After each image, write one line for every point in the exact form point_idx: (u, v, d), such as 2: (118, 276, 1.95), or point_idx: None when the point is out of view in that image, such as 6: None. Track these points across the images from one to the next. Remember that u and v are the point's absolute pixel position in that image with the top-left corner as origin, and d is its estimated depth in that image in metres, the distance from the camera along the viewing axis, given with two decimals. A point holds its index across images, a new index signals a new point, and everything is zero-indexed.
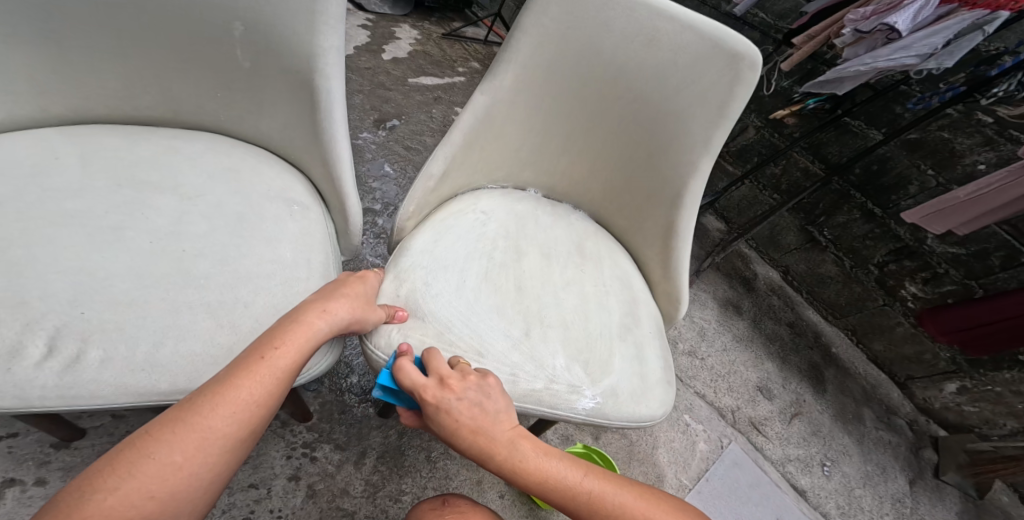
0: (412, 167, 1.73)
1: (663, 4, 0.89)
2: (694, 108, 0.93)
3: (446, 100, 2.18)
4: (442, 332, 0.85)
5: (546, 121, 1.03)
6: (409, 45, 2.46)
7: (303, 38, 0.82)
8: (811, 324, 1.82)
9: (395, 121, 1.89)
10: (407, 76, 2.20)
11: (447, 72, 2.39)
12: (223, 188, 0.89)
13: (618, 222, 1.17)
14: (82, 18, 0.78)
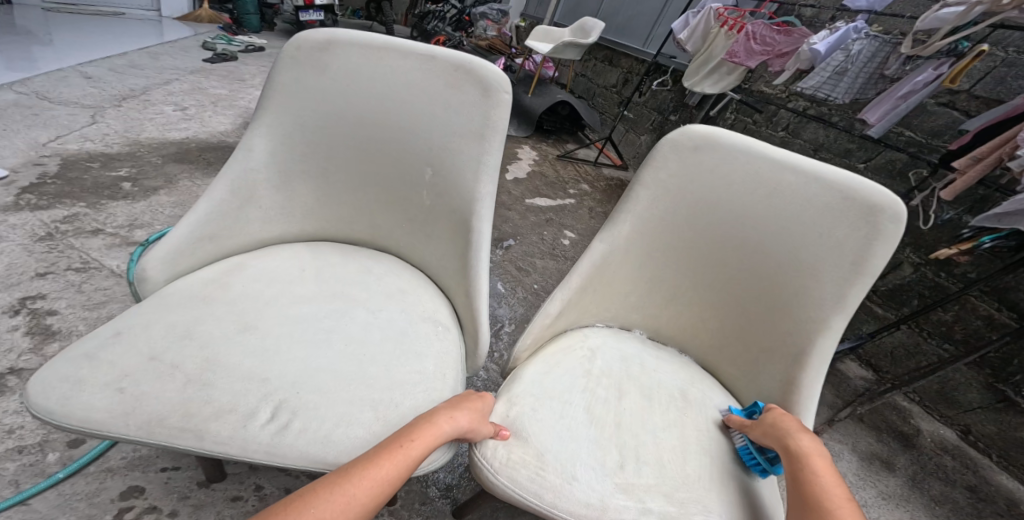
0: (522, 289, 1.80)
1: (787, 157, 0.83)
2: (821, 260, 0.82)
3: (557, 221, 2.33)
4: (540, 452, 0.75)
5: (655, 268, 0.95)
6: (529, 166, 2.80)
7: (468, 183, 0.88)
8: (1003, 490, 1.39)
9: (511, 241, 2.08)
10: (525, 197, 2.46)
11: (559, 194, 2.60)
12: (394, 306, 0.89)
13: (728, 375, 0.96)
14: (330, 155, 0.92)
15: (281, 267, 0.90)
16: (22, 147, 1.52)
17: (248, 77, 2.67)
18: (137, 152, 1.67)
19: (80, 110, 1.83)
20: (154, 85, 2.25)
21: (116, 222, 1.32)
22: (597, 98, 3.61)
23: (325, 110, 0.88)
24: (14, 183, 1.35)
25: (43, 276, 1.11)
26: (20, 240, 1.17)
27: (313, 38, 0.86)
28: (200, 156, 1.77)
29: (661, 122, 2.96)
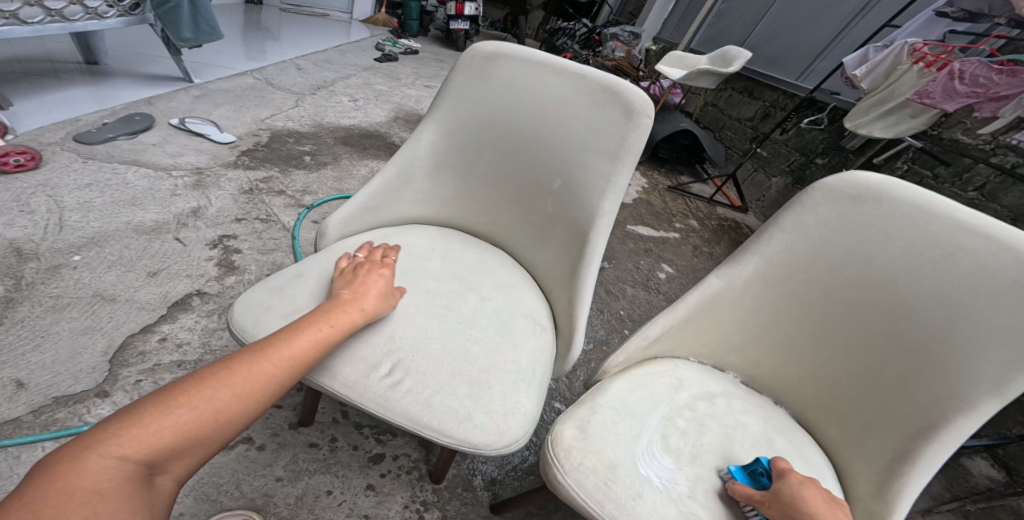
0: (609, 313, 1.79)
1: (969, 223, 0.76)
2: (982, 336, 0.74)
3: (656, 253, 2.28)
4: (613, 465, 0.76)
5: (774, 309, 0.91)
6: (635, 193, 2.79)
7: (593, 197, 0.93)
8: None
9: (606, 263, 2.08)
10: (627, 223, 2.45)
11: (664, 226, 2.54)
12: (500, 299, 0.96)
13: (825, 434, 0.89)
14: (476, 151, 1.03)
15: (417, 244, 1.02)
16: (248, 120, 1.94)
17: (401, 76, 3.00)
18: (318, 132, 2.03)
19: (291, 96, 2.25)
20: (339, 77, 2.65)
21: (294, 187, 1.64)
22: (725, 131, 3.47)
23: (482, 112, 1.01)
24: (237, 148, 1.75)
25: (238, 221, 1.40)
26: (231, 191, 1.50)
27: (483, 50, 0.99)
28: (362, 144, 2.07)
29: (804, 164, 2.78)
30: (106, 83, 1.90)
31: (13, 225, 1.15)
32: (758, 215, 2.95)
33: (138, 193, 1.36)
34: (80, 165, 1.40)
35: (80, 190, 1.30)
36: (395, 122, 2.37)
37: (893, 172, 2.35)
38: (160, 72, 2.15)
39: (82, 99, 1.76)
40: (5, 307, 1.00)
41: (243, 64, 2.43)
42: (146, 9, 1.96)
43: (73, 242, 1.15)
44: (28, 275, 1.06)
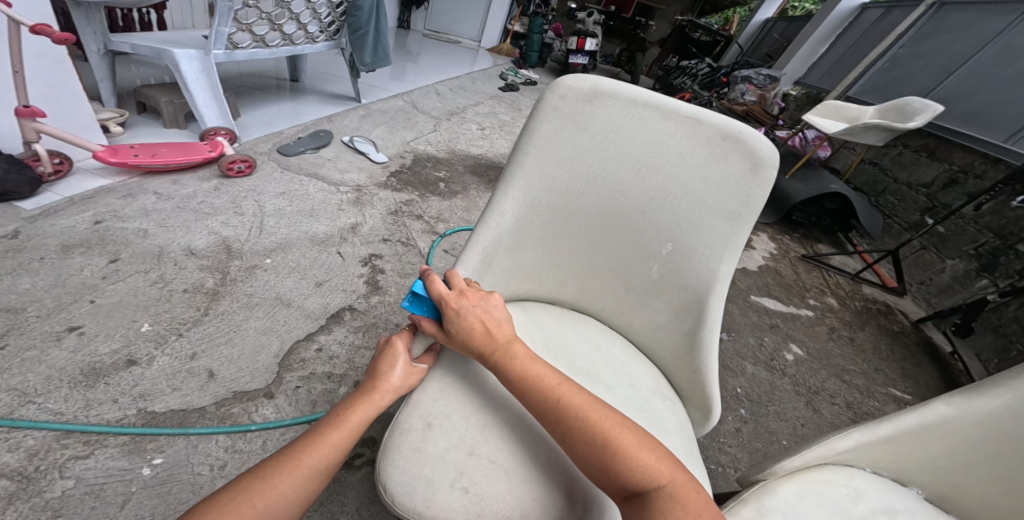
0: (724, 392, 1.66)
1: None
2: None
3: (782, 330, 2.07)
4: None
5: (1007, 451, 0.84)
6: (762, 258, 2.58)
7: (713, 263, 0.86)
8: None
9: (723, 335, 1.93)
10: (751, 292, 2.26)
11: (795, 301, 2.30)
12: (618, 375, 0.92)
13: None
14: (558, 219, 0.91)
15: (508, 333, 0.92)
16: (397, 141, 2.14)
17: (524, 106, 3.03)
18: (450, 159, 2.16)
19: (430, 120, 2.44)
20: (469, 105, 2.79)
21: (430, 213, 1.75)
22: (886, 195, 3.05)
23: (581, 167, 0.87)
24: (387, 168, 1.94)
25: (384, 241, 1.56)
26: (381, 210, 1.67)
27: (579, 87, 0.83)
28: (488, 173, 2.16)
29: (999, 248, 2.34)
30: (303, 102, 2.25)
31: (227, 224, 1.44)
32: (918, 300, 2.57)
33: (314, 205, 1.60)
34: (279, 174, 1.72)
35: (275, 198, 1.59)
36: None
37: None
38: (339, 91, 2.48)
39: (286, 115, 2.10)
40: (213, 299, 1.23)
41: (396, 85, 2.70)
42: (342, 36, 2.26)
43: (266, 246, 1.41)
44: (233, 271, 1.31)
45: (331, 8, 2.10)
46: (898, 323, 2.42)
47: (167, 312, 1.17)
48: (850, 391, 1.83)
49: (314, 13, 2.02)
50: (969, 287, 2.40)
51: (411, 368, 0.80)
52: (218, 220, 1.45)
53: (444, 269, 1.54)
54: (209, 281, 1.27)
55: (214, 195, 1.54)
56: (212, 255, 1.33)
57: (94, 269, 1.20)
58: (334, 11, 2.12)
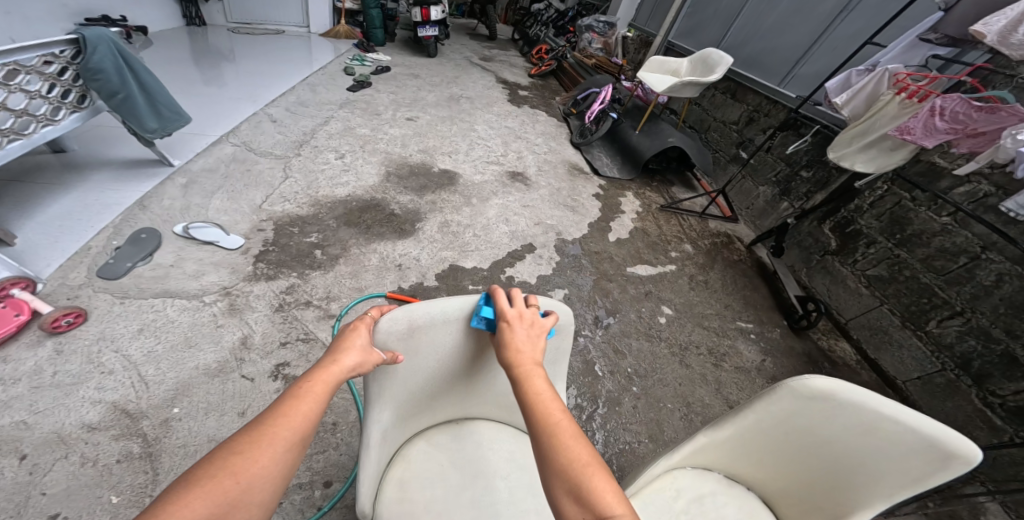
0: (618, 373, 2.01)
1: (893, 413, 1.05)
2: (889, 476, 1.07)
3: (654, 294, 2.42)
4: None
5: (754, 450, 1.17)
6: (631, 221, 2.84)
7: (547, 382, 1.19)
8: None
9: (610, 319, 2.23)
10: (626, 264, 2.55)
11: (660, 259, 2.64)
12: (503, 465, 1.19)
13: (786, 510, 1.21)
14: (427, 392, 1.10)
15: (421, 471, 1.15)
16: (247, 210, 2.08)
17: (381, 108, 3.01)
18: (319, 214, 2.21)
19: (277, 161, 2.37)
20: (318, 124, 2.73)
21: (318, 294, 1.86)
22: (711, 132, 3.39)
23: (434, 366, 1.06)
24: (248, 250, 1.93)
25: (283, 344, 1.66)
26: (264, 309, 1.75)
27: (392, 330, 0.98)
28: (361, 220, 2.25)
29: (789, 175, 2.80)
30: (89, 185, 1.94)
31: (105, 388, 1.44)
32: (748, 224, 3.05)
33: (186, 331, 1.61)
34: (121, 307, 1.61)
35: (137, 338, 1.55)
36: (388, 181, 2.51)
37: (871, 194, 2.37)
38: (138, 154, 2.15)
39: (80, 216, 1.81)
40: (152, 459, 1.34)
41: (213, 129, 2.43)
42: (93, 98, 1.81)
43: (164, 396, 1.46)
44: (149, 431, 1.39)
45: (52, 78, 1.62)
46: (737, 251, 2.86)
47: (121, 484, 1.29)
48: (708, 337, 2.27)
49: (31, 94, 1.56)
50: (777, 209, 2.87)
51: (364, 350, 0.95)
52: (91, 385, 1.43)
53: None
54: (134, 447, 1.35)
55: (63, 360, 1.46)
56: (116, 424, 1.38)
57: (13, 470, 1.27)
58: (58, 81, 1.65)
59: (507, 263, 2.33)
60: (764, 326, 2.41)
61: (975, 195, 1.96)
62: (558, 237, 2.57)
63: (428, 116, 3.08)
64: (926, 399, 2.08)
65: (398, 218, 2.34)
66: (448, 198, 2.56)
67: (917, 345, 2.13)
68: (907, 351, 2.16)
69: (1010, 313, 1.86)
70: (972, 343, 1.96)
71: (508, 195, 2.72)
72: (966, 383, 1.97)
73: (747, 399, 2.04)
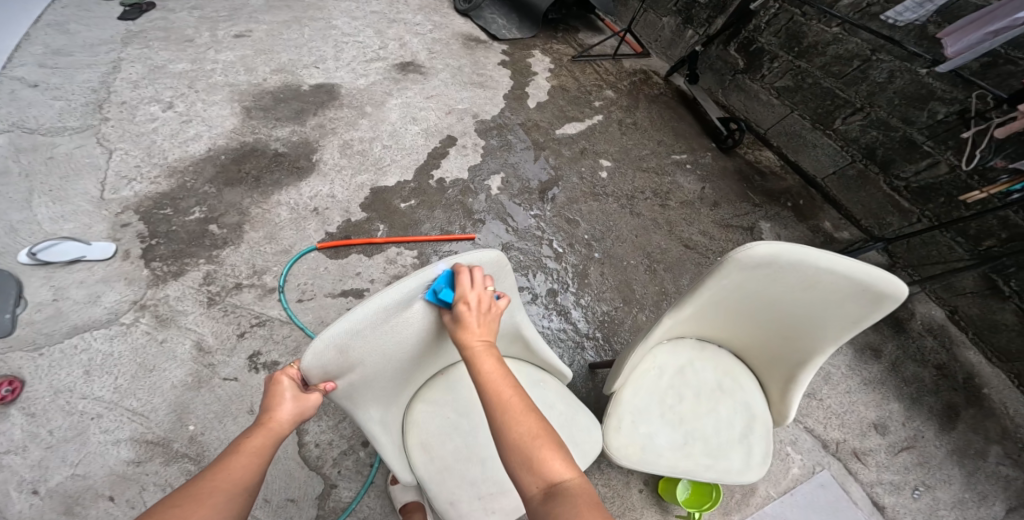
0: (577, 243, 2.07)
1: (830, 265, 1.09)
2: (834, 322, 1.18)
3: (591, 150, 2.42)
4: (643, 456, 1.29)
5: (714, 318, 1.31)
6: (546, 80, 2.68)
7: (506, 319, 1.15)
8: (965, 364, 2.00)
9: (555, 189, 2.23)
10: (554, 126, 2.47)
11: (586, 111, 2.58)
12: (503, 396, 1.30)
13: (754, 360, 1.42)
14: (396, 376, 1.07)
15: (431, 428, 1.21)
16: (90, 204, 1.76)
17: (189, 32, 2.39)
18: (186, 182, 1.88)
19: (76, 136, 1.92)
20: (106, 74, 2.15)
21: (243, 272, 1.72)
22: None
23: (387, 360, 0.99)
24: (128, 253, 1.69)
25: (240, 335, 1.60)
26: (197, 308, 1.63)
27: (323, 362, 0.87)
28: (244, 173, 1.95)
29: (688, 3, 2.72)
30: None
31: (110, 429, 1.40)
32: (660, 57, 2.99)
33: (136, 358, 1.51)
34: (44, 359, 1.47)
35: (93, 380, 1.46)
36: (252, 119, 2.12)
37: (768, 11, 2.40)
38: None
39: None
40: None
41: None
42: None
43: (167, 421, 1.43)
44: (190, 450, 1.40)
45: None
46: (656, 86, 2.84)
47: None
48: (650, 179, 2.36)
49: None
50: (684, 39, 2.82)
51: (303, 395, 0.87)
52: (95, 431, 1.39)
53: (317, 318, 1.67)
54: (189, 465, 1.38)
55: (46, 421, 1.38)
56: (156, 453, 1.38)
57: (114, 508, 1.29)
58: None
59: (432, 165, 2.17)
60: (696, 153, 2.53)
61: (860, 4, 2.07)
62: (476, 118, 2.38)
63: (266, 26, 2.51)
64: (842, 192, 2.36)
65: (286, 157, 2.04)
66: (338, 115, 2.23)
67: (828, 143, 2.35)
68: (820, 150, 2.39)
69: (904, 104, 2.03)
70: (874, 133, 2.16)
71: (406, 91, 2.41)
72: (874, 171, 2.22)
73: (698, 231, 2.20)
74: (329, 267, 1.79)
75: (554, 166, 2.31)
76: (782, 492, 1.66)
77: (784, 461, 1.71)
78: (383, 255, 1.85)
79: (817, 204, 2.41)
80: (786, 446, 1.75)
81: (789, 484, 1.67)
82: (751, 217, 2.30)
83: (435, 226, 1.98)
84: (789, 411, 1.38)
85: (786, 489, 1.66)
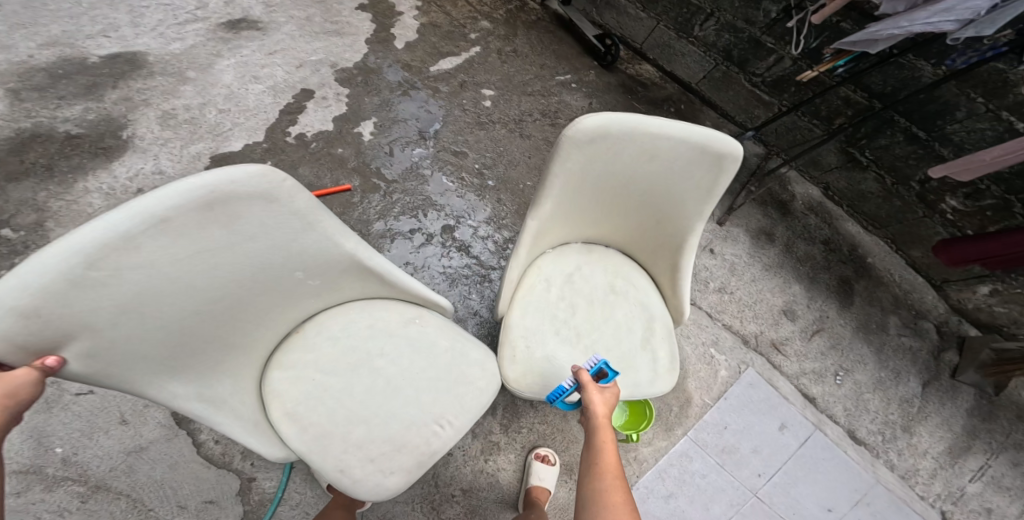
0: (467, 174, 1.99)
1: (662, 130, 1.08)
2: (688, 193, 1.20)
3: (468, 79, 2.26)
4: (546, 378, 1.25)
5: (581, 212, 1.29)
6: (414, 19, 2.41)
7: (328, 250, 1.01)
8: (847, 237, 2.18)
9: (436, 124, 2.09)
10: (427, 64, 2.27)
11: (459, 44, 2.39)
12: (375, 341, 1.17)
13: (638, 253, 1.44)
14: (200, 336, 0.94)
15: (290, 389, 1.10)
16: None
17: None
18: None
19: None
20: None
21: None
22: None
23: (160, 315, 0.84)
24: None
25: None
26: None
27: (25, 332, 0.70)
28: (29, 163, 1.67)
29: None
30: None
31: None
32: None
33: None
34: None
35: None
36: (48, 99, 1.79)
37: None
38: None
39: None
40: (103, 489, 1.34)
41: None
42: None
43: (30, 451, 1.32)
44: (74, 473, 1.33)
45: None
46: (534, 13, 2.65)
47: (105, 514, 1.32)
48: (536, 101, 2.27)
49: None
50: None
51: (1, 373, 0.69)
52: None
53: None
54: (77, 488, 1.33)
55: None
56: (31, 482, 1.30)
57: None
58: None
59: (286, 123, 1.96)
60: (580, 71, 2.46)
61: None
62: (335, 67, 2.14)
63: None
64: (715, 93, 2.41)
65: (84, 138, 1.75)
66: (149, 85, 1.92)
67: (693, 51, 2.35)
68: (688, 57, 2.39)
69: (743, 5, 2.04)
70: (727, 36, 2.19)
71: (242, 48, 2.10)
72: (734, 71, 2.27)
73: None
74: None
75: (434, 102, 2.15)
76: (718, 397, 1.83)
77: (711, 364, 1.86)
78: None
79: (697, 106, 2.48)
80: (709, 349, 1.88)
81: (721, 387, 1.83)
82: None
83: (300, 183, 1.83)
84: (683, 301, 1.40)
85: (720, 393, 1.83)
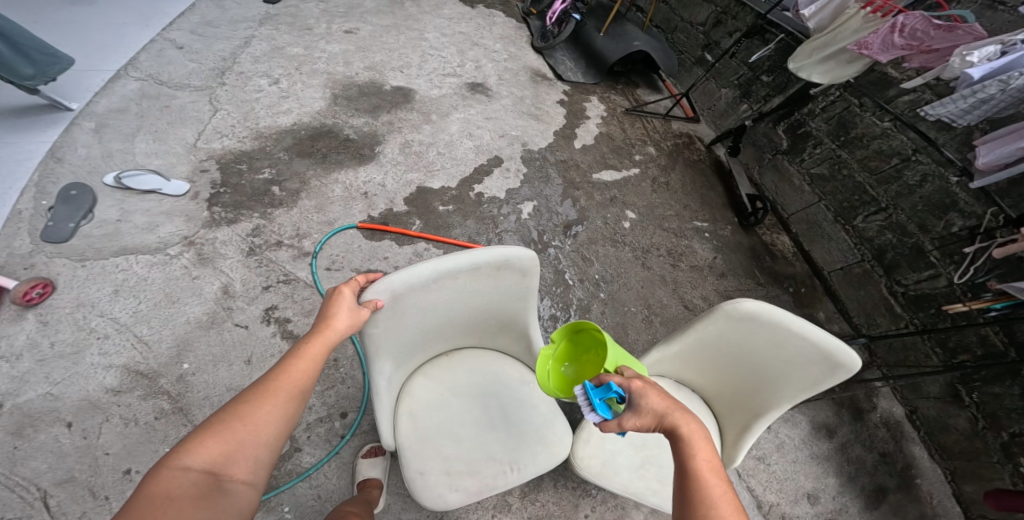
0: (587, 280, 2.17)
1: (801, 329, 1.31)
2: (795, 381, 1.37)
3: (619, 199, 2.55)
4: (603, 463, 1.48)
5: (693, 356, 1.50)
6: (596, 126, 2.85)
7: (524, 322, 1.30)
8: (909, 456, 2.04)
9: (579, 227, 2.36)
10: (591, 170, 2.62)
11: (625, 163, 2.73)
12: (496, 385, 1.45)
13: (716, 407, 1.59)
14: (417, 346, 1.23)
15: (423, 401, 1.38)
16: (181, 150, 1.99)
17: (311, 22, 2.69)
18: (266, 146, 2.10)
19: (197, 94, 2.18)
20: (238, 46, 2.44)
21: (287, 233, 1.92)
22: (677, 34, 3.28)
23: (415, 328, 1.13)
24: (196, 195, 1.90)
25: (266, 288, 1.79)
26: (236, 255, 1.82)
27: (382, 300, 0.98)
28: (316, 149, 2.16)
29: (750, 79, 2.85)
30: None
31: (108, 352, 1.57)
32: (708, 125, 3.14)
33: (164, 289, 1.70)
34: (84, 271, 1.66)
35: (117, 300, 1.64)
36: (336, 104, 2.35)
37: (826, 97, 2.49)
38: (28, 100, 2.04)
39: None
40: (186, 413, 1.53)
41: (102, 62, 2.20)
42: None
43: (169, 353, 1.60)
44: (171, 388, 1.56)
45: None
46: (698, 151, 2.99)
47: (169, 438, 1.49)
48: (668, 238, 2.46)
49: None
50: (737, 110, 2.96)
51: (359, 310, 0.93)
52: (93, 352, 1.56)
53: None
54: (164, 404, 1.53)
55: (53, 331, 1.56)
56: (138, 385, 1.54)
57: (67, 436, 1.44)
58: None
59: (475, 179, 2.34)
60: (717, 224, 2.63)
61: (917, 103, 2.11)
62: (524, 147, 2.56)
63: (371, 27, 2.81)
64: (845, 287, 2.45)
65: (354, 143, 2.25)
66: (406, 116, 2.45)
67: (844, 238, 2.46)
68: (835, 242, 2.50)
69: (925, 210, 2.12)
70: (890, 236, 2.27)
71: (455, 114, 2.56)
72: (878, 273, 2.32)
73: (700, 296, 2.28)
74: (362, 246, 1.97)
75: (583, 202, 2.46)
76: None
77: None
78: (413, 247, 2.02)
79: (817, 295, 2.50)
80: None
81: None
82: (750, 294, 2.39)
83: (465, 232, 2.14)
84: (737, 456, 1.53)
85: None
